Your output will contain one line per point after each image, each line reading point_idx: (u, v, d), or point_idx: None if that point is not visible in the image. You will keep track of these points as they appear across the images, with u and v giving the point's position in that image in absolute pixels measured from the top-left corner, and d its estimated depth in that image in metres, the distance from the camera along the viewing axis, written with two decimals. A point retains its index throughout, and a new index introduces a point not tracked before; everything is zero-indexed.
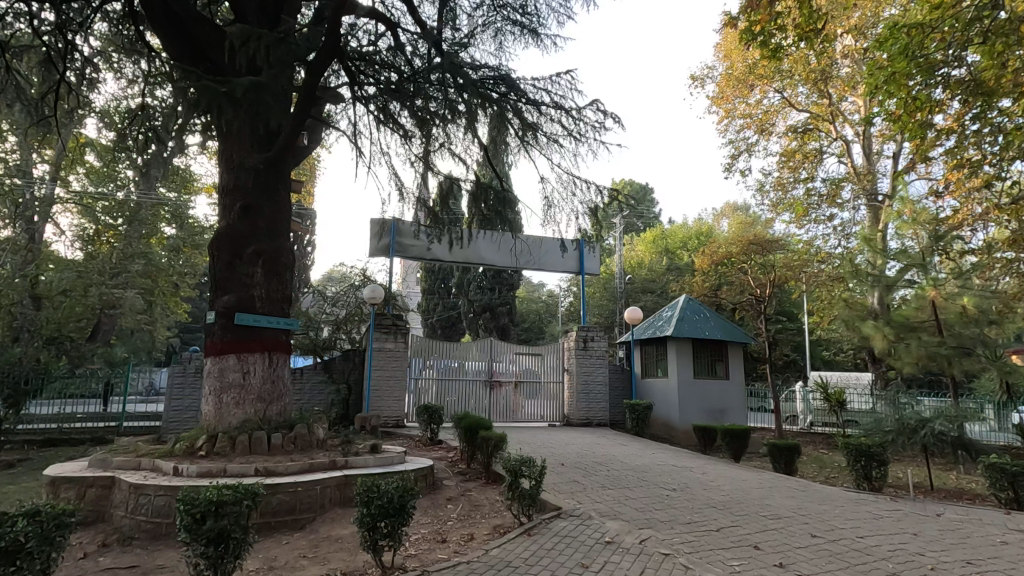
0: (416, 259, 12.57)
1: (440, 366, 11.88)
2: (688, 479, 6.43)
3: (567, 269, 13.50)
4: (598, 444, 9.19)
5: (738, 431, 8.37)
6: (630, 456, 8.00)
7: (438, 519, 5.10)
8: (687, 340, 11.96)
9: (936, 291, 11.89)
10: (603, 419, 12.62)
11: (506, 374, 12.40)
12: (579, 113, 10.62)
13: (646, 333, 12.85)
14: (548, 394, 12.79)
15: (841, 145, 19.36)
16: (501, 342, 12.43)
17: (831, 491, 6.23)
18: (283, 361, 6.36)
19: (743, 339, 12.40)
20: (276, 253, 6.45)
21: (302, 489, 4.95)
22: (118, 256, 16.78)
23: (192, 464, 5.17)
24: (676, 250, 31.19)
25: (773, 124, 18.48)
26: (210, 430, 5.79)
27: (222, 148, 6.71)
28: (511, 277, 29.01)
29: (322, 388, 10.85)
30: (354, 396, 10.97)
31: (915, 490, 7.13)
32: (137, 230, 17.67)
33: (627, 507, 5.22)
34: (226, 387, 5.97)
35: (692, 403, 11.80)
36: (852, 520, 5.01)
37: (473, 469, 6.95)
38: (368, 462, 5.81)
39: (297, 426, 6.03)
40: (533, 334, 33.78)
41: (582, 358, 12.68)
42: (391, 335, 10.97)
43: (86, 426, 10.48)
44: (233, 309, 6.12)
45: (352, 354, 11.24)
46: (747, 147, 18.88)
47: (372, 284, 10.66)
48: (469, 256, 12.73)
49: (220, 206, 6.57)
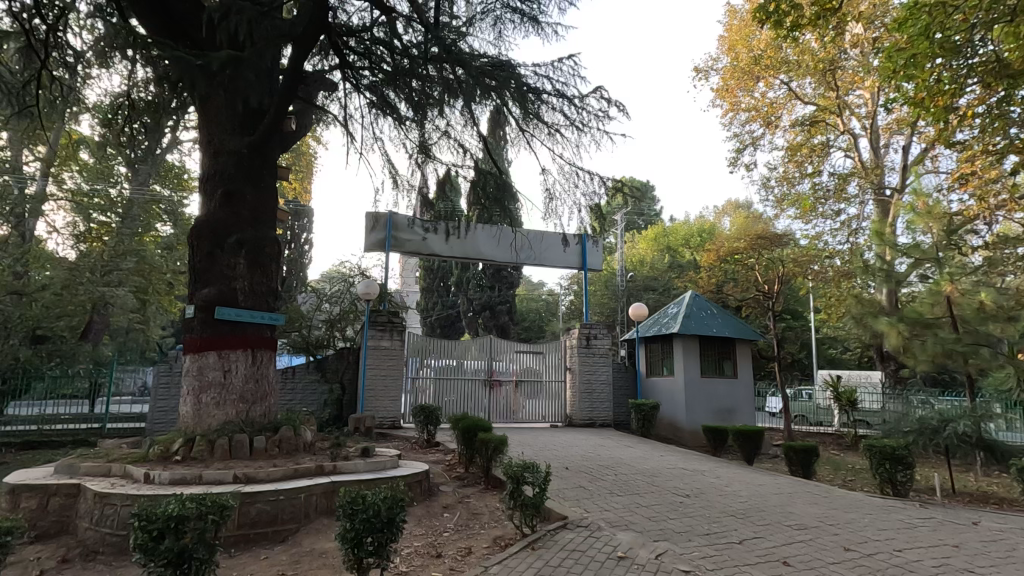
0: (412, 254, 12.16)
1: (438, 365, 11.46)
2: (700, 484, 6.01)
3: (569, 265, 13.07)
4: (603, 445, 8.77)
5: (750, 432, 7.95)
6: (637, 458, 7.58)
7: (433, 531, 4.68)
8: (694, 337, 11.54)
9: (953, 285, 11.51)
10: (606, 419, 12.19)
11: (507, 373, 11.98)
12: (583, 103, 10.19)
13: (651, 330, 12.43)
14: (550, 394, 12.38)
15: (848, 139, 18.97)
16: (501, 340, 12.02)
17: (856, 497, 5.81)
18: (267, 359, 5.93)
19: (752, 336, 11.99)
20: (260, 243, 6.02)
21: (285, 498, 4.54)
22: (109, 252, 16.20)
23: (164, 470, 4.74)
24: (679, 248, 30.86)
25: (779, 117, 18.07)
26: (188, 433, 5.36)
27: (203, 132, 6.27)
28: (511, 275, 28.50)
29: (315, 388, 10.42)
30: (348, 396, 10.54)
31: (942, 496, 6.70)
32: (129, 227, 17.14)
33: (639, 516, 4.80)
34: (205, 387, 5.53)
35: (699, 403, 11.38)
36: (885, 531, 4.59)
37: (472, 473, 6.54)
38: (358, 467, 5.39)
39: (281, 428, 5.60)
40: (534, 333, 33.26)
41: (585, 357, 12.27)
42: (387, 332, 10.58)
43: (71, 427, 10.07)
44: (213, 303, 5.69)
45: (346, 352, 10.79)
46: (752, 141, 18.46)
47: (366, 280, 10.29)
48: (468, 250, 12.35)
49: (201, 194, 6.13)
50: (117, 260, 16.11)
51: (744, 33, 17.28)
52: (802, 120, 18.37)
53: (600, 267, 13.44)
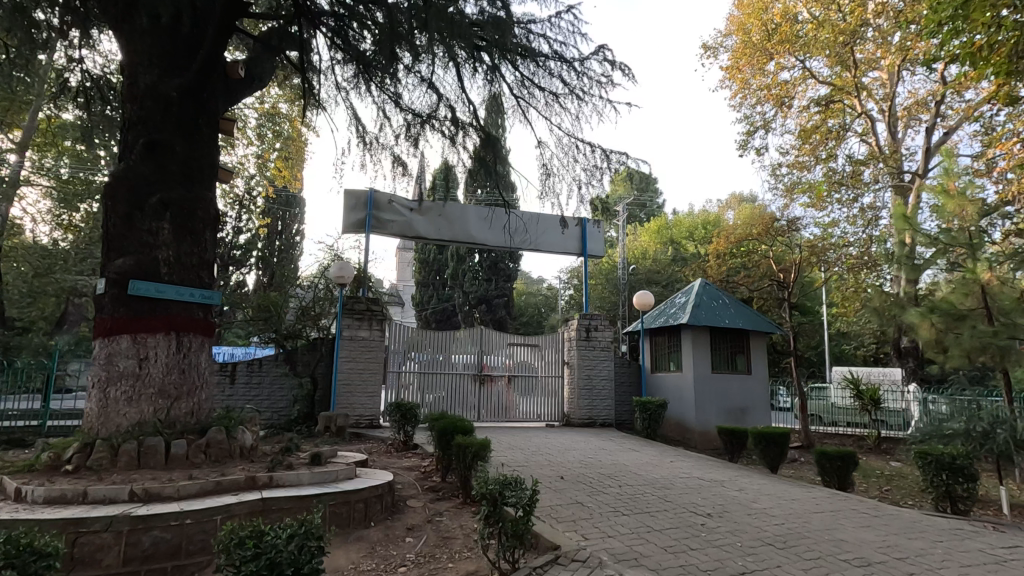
0: (396, 236, 11.09)
1: (423, 357, 10.47)
2: (721, 499, 4.99)
3: (567, 249, 11.99)
4: (603, 448, 7.73)
5: (775, 435, 6.90)
6: (644, 464, 6.54)
7: (388, 566, 3.69)
8: (704, 328, 10.49)
9: (992, 273, 10.43)
10: (608, 418, 11.13)
11: (499, 368, 10.96)
12: (584, 65, 9.13)
13: (657, 321, 11.36)
14: (546, 390, 11.35)
15: (864, 122, 17.92)
16: (494, 331, 11.02)
17: (913, 517, 4.78)
18: (196, 346, 4.87)
19: (767, 329, 10.92)
20: (193, 205, 4.97)
21: (193, 524, 3.50)
22: (80, 240, 14.89)
23: (44, 484, 3.70)
24: (682, 240, 29.90)
25: (793, 96, 16.98)
26: (91, 436, 4.31)
27: (125, 68, 5.15)
28: (509, 267, 27.39)
29: (284, 382, 9.34)
30: (321, 392, 9.46)
31: (1007, 513, 5.66)
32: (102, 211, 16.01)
33: (652, 545, 3.79)
34: (115, 379, 4.49)
35: (710, 401, 10.34)
36: (970, 569, 3.56)
37: (448, 484, 5.52)
38: (303, 479, 4.35)
39: (209, 430, 4.56)
40: (532, 329, 32.09)
41: (585, 350, 11.25)
42: (366, 321, 9.60)
43: (21, 424, 8.95)
44: (129, 275, 4.62)
45: (319, 343, 9.69)
46: (764, 123, 17.35)
47: (340, 260, 9.27)
48: (457, 232, 11.29)
49: (122, 143, 5.04)
50: (89, 248, 14.82)
51: (758, 6, 16.19)
52: (817, 101, 17.31)
53: (601, 256, 12.33)
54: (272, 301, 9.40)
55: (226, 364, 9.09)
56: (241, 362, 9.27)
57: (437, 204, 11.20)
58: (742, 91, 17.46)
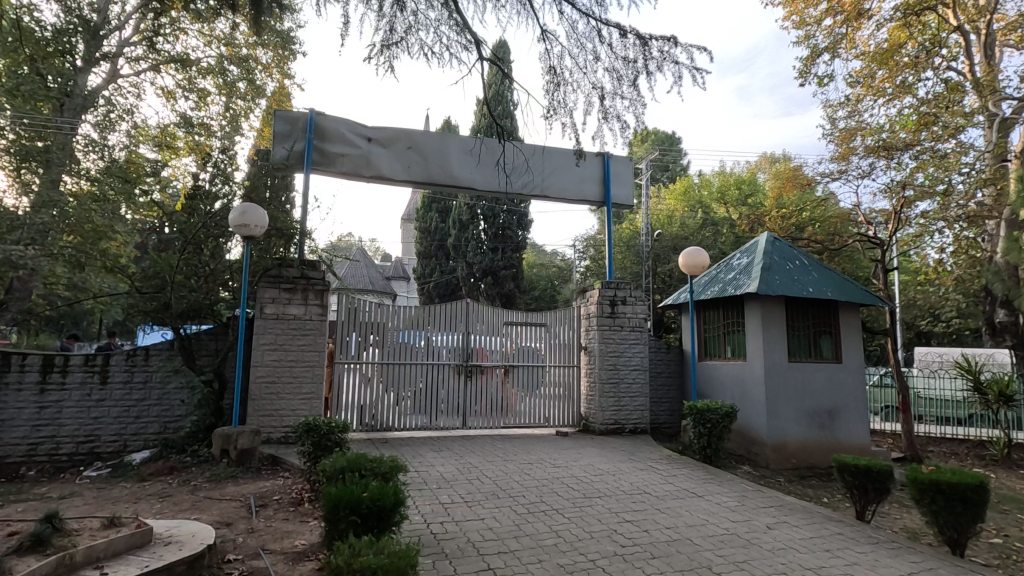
0: (348, 178, 8.12)
1: (387, 343, 7.60)
2: None
3: (585, 195, 8.95)
4: (642, 490, 4.84)
5: (959, 489, 3.77)
6: (724, 545, 3.62)
7: None
8: (776, 299, 7.47)
9: None
10: (641, 423, 8.20)
11: (493, 355, 8.10)
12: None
13: (709, 291, 8.33)
14: (557, 385, 8.45)
15: (956, 42, 14.35)
16: (485, 305, 8.14)
17: None
18: None
19: (867, 302, 7.79)
20: None
21: None
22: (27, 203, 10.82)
23: None
24: (711, 202, 26.51)
25: (869, 12, 13.44)
26: None
27: None
28: (518, 235, 24.14)
29: (181, 382, 6.59)
30: (230, 396, 6.66)
31: None
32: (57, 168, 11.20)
33: None
34: None
35: (787, 401, 7.36)
36: None
37: None
38: None
39: None
40: (544, 304, 28.92)
41: (609, 331, 8.28)
42: (299, 293, 6.85)
43: None
44: None
45: (230, 328, 6.87)
46: (833, 46, 13.77)
47: (244, 201, 5.96)
48: (433, 172, 8.31)
49: None
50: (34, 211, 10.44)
51: None
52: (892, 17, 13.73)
53: (629, 203, 9.22)
54: (169, 264, 6.52)
55: (93, 356, 6.30)
56: (117, 354, 6.48)
57: (404, 133, 8.24)
58: (803, 9, 13.96)
